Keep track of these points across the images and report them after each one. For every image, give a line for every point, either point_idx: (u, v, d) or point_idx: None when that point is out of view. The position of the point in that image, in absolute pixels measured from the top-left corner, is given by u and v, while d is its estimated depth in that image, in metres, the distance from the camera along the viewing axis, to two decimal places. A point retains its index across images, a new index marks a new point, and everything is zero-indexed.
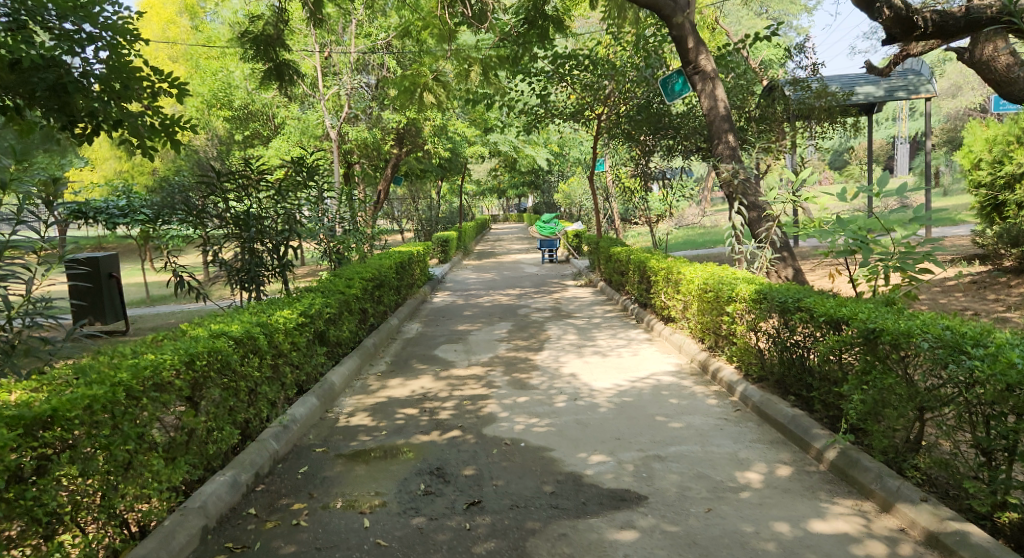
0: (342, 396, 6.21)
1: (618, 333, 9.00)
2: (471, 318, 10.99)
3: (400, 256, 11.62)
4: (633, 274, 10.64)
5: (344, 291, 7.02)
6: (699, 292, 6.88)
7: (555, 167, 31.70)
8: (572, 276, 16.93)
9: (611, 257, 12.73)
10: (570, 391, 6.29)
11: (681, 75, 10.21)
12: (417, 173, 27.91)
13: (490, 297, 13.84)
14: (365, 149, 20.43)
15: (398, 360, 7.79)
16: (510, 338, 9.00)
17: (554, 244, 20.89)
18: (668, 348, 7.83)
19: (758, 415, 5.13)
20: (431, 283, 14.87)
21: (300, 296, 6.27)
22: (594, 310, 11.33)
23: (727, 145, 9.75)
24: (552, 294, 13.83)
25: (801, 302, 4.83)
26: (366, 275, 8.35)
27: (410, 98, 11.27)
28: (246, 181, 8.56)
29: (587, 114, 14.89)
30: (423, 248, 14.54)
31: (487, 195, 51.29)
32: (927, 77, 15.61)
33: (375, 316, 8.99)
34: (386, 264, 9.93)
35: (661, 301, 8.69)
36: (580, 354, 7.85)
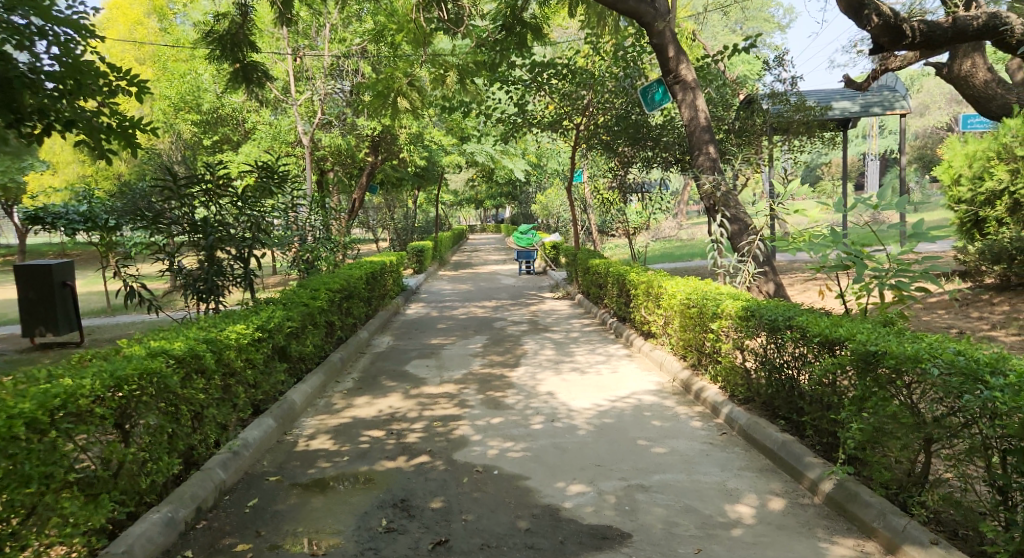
0: (303, 416, 5.83)
1: (596, 348, 8.70)
2: (444, 331, 10.63)
3: (372, 266, 11.26)
4: (612, 287, 10.36)
5: (308, 304, 6.64)
6: (682, 308, 6.58)
7: (533, 178, 31.47)
8: (548, 288, 16.66)
9: (589, 269, 12.46)
10: (547, 411, 5.96)
11: (661, 85, 9.80)
12: (393, 182, 27.53)
13: (465, 309, 13.50)
14: (339, 156, 20.06)
15: (365, 376, 7.40)
16: (484, 353, 8.64)
17: (531, 256, 20.60)
18: (648, 365, 7.53)
19: (745, 440, 4.82)
20: (405, 294, 14.50)
21: (259, 309, 5.88)
22: (572, 324, 11.03)
23: (707, 156, 9.43)
24: (528, 307, 13.52)
25: (793, 320, 4.53)
26: (333, 286, 7.97)
27: (384, 104, 10.99)
28: (207, 185, 8.18)
29: (565, 124, 14.70)
30: (396, 258, 14.17)
31: (464, 206, 51.00)
32: (902, 93, 15.39)
33: (344, 329, 8.60)
34: (356, 275, 9.56)
35: (641, 315, 8.40)
36: (557, 371, 7.52)
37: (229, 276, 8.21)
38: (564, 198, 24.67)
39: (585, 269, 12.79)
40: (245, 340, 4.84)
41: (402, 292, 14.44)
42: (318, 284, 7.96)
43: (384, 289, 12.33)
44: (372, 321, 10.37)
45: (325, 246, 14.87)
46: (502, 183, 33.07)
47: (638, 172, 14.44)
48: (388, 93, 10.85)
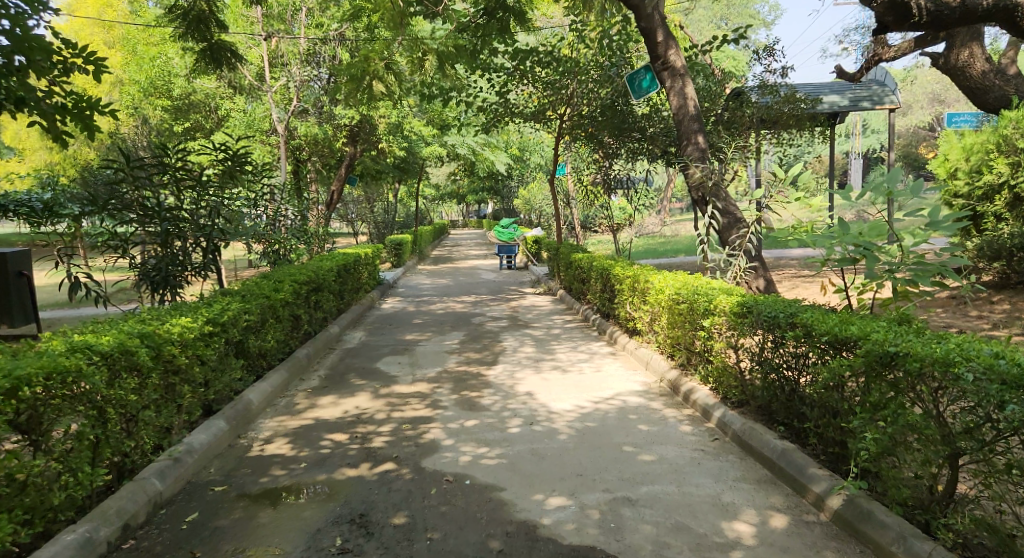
0: (260, 417, 5.37)
1: (579, 345, 8.29)
2: (420, 327, 10.18)
3: (345, 258, 10.79)
4: (595, 282, 9.96)
5: (270, 296, 6.18)
6: (670, 304, 6.20)
7: (515, 172, 31.03)
8: (530, 283, 16.25)
9: (571, 264, 12.06)
10: (526, 413, 5.54)
11: (649, 71, 9.33)
12: (373, 174, 27.02)
13: (443, 304, 13.07)
14: (315, 146, 19.53)
15: (332, 374, 6.95)
16: (461, 350, 8.21)
17: (513, 250, 20.19)
18: (633, 364, 7.14)
19: (740, 447, 4.44)
20: (381, 287, 14.03)
21: (214, 301, 5.42)
22: (553, 320, 10.63)
23: (696, 146, 9.10)
24: (509, 302, 13.11)
25: (795, 317, 4.13)
26: (300, 277, 7.51)
27: (358, 87, 10.49)
28: (163, 169, 7.54)
29: (548, 115, 14.41)
30: (372, 251, 13.70)
31: (446, 200, 50.49)
32: (891, 88, 15.15)
33: (312, 323, 8.13)
34: (326, 266, 9.09)
35: (626, 312, 8.00)
36: (537, 369, 7.10)
37: (188, 265, 7.58)
38: (547, 193, 24.28)
39: (567, 264, 12.41)
40: (193, 334, 4.39)
41: (378, 286, 13.97)
42: (284, 275, 7.48)
43: (358, 282, 11.86)
44: (345, 316, 9.90)
45: (300, 238, 14.39)
46: (484, 176, 32.62)
47: (622, 165, 14.07)
48: (364, 77, 10.32)
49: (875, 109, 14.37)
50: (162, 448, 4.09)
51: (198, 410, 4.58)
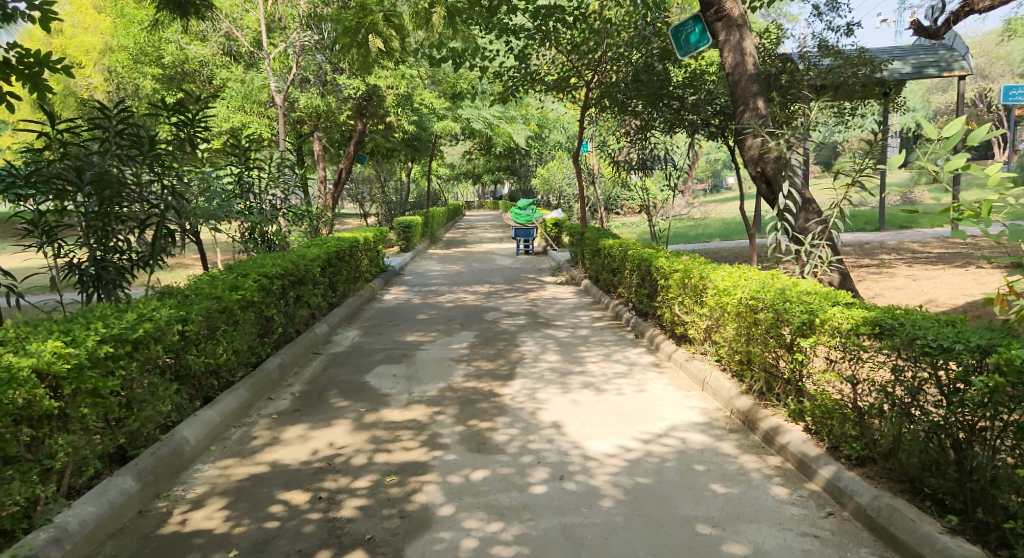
0: (196, 462, 3.99)
1: (614, 353, 6.87)
2: (426, 324, 8.80)
3: (338, 243, 9.42)
4: (629, 274, 8.53)
5: (222, 294, 4.82)
6: (740, 309, 4.77)
7: (533, 150, 29.50)
8: (549, 271, 14.87)
9: (598, 251, 10.60)
10: (553, 457, 4.14)
11: (698, 23, 7.78)
12: (383, 151, 25.68)
13: (452, 294, 11.70)
14: (319, 120, 18.20)
15: (308, 390, 5.58)
16: (472, 357, 6.82)
17: (531, 234, 18.82)
18: (684, 383, 5.70)
19: (875, 535, 3.04)
20: (383, 275, 12.65)
21: (136, 305, 4.05)
22: (579, 316, 9.22)
23: (756, 111, 7.73)
24: (528, 293, 11.72)
25: (995, 353, 2.74)
26: (275, 268, 6.13)
27: (352, 43, 9.11)
28: (101, 131, 5.78)
29: (572, 84, 13.10)
30: (375, 234, 12.33)
31: (461, 180, 48.98)
32: (960, 53, 13.69)
33: (290, 323, 6.76)
34: (311, 253, 7.70)
35: (671, 312, 6.56)
36: (564, 387, 5.70)
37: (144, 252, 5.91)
38: (567, 172, 22.76)
39: (594, 250, 10.98)
40: (78, 364, 3.14)
41: (380, 274, 12.59)
42: (251, 265, 6.09)
43: (357, 269, 10.48)
44: (335, 312, 8.52)
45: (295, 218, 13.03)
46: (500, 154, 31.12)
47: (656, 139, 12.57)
48: (360, 31, 8.94)
49: (940, 77, 13.32)
50: (15, 536, 2.85)
51: (91, 465, 3.25)
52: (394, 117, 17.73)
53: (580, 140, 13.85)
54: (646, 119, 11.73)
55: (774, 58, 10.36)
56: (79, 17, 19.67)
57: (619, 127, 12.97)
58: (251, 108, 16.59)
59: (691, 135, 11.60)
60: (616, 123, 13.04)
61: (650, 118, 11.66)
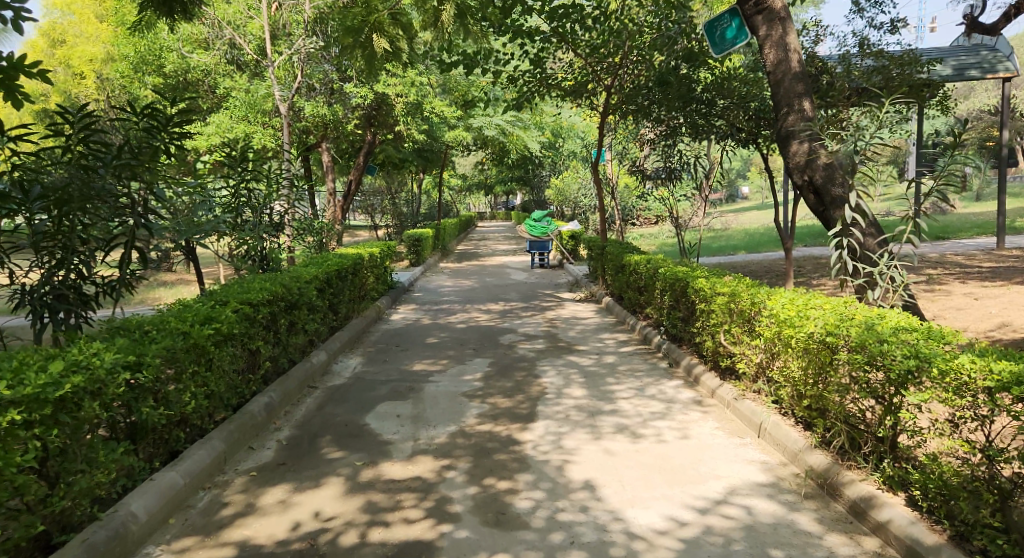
0: (147, 545, 3.25)
1: (648, 386, 6.06)
2: (436, 350, 8.02)
3: (340, 261, 8.66)
4: (660, 294, 7.72)
5: (191, 330, 4.04)
6: (811, 347, 3.97)
7: (547, 160, 28.75)
8: (566, 287, 14.09)
9: (623, 267, 9.81)
10: (588, 535, 3.34)
11: (735, 16, 6.99)
12: (394, 162, 25.05)
13: (465, 313, 10.94)
14: (327, 130, 17.57)
15: (299, 436, 4.83)
16: (486, 393, 6.04)
17: (546, 247, 18.04)
18: (734, 426, 4.89)
19: None
20: (390, 292, 11.89)
21: (72, 350, 3.30)
22: (603, 339, 8.41)
23: (802, 114, 6.91)
24: (545, 312, 10.93)
25: None
26: (263, 293, 5.38)
27: (355, 45, 8.41)
28: (59, 138, 5.09)
29: (590, 89, 12.37)
30: (382, 249, 11.60)
31: (473, 190, 48.27)
32: (1005, 54, 12.84)
33: (282, 353, 6.01)
34: (307, 273, 6.94)
35: (712, 341, 5.76)
36: (595, 432, 4.90)
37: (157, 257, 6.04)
38: (583, 182, 21.99)
39: (617, 266, 10.21)
40: None
41: (387, 291, 11.84)
42: (234, 288, 5.35)
43: (361, 287, 9.72)
44: (335, 336, 7.77)
45: (298, 232, 12.33)
46: (514, 163, 30.39)
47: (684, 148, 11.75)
48: (363, 30, 8.19)
49: (983, 79, 12.37)
50: None
51: None
52: (403, 126, 17.06)
53: (599, 148, 13.07)
54: (671, 125, 10.92)
55: (813, 57, 9.52)
56: (82, 26, 19.43)
57: (641, 134, 12.18)
58: (255, 118, 16.01)
59: (720, 142, 10.81)
60: (638, 129, 12.25)
61: (676, 125, 10.86)
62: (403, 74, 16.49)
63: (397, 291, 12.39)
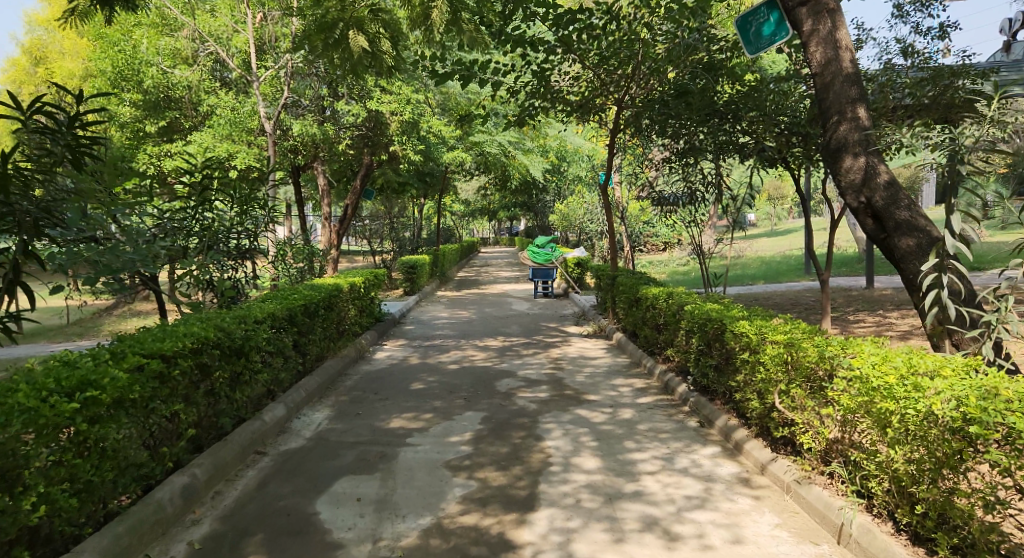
0: None
1: (678, 457, 4.85)
2: (421, 399, 6.84)
3: (309, 292, 7.48)
4: (685, 337, 6.52)
5: (46, 406, 3.12)
6: (927, 434, 3.09)
7: (551, 184, 27.71)
8: (573, 319, 12.93)
9: (638, 300, 8.63)
10: None
11: (774, 8, 5.81)
12: (393, 184, 24.06)
13: (459, 350, 9.77)
14: (317, 150, 16.56)
15: (223, 536, 3.73)
16: (476, 462, 4.87)
17: (550, 275, 16.89)
18: (800, 523, 3.72)
19: None
20: (377, 327, 10.70)
21: None
22: (617, 387, 7.19)
23: (856, 121, 5.75)
24: (549, 349, 9.76)
25: None
26: (186, 340, 4.24)
27: (330, 46, 7.30)
28: None
29: (598, 105, 11.34)
30: (369, 279, 10.45)
31: (476, 214, 47.25)
32: None
33: (219, 411, 4.85)
34: (259, 309, 5.75)
35: (758, 401, 4.59)
36: (615, 532, 3.72)
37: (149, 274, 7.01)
38: (589, 206, 20.90)
39: (630, 299, 9.04)
40: None
41: (373, 326, 10.64)
42: (150, 333, 4.25)
43: (338, 323, 8.53)
44: (299, 385, 6.58)
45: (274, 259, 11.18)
46: (516, 187, 29.37)
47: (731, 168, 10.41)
48: (337, 26, 7.12)
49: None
50: None
51: None
52: (398, 146, 16.01)
53: (609, 168, 11.93)
54: (687, 143, 9.77)
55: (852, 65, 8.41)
56: (65, 43, 18.62)
57: (657, 152, 11.01)
58: (239, 138, 15.00)
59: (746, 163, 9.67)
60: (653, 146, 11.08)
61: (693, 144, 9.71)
62: (398, 91, 15.53)
63: (385, 327, 11.20)
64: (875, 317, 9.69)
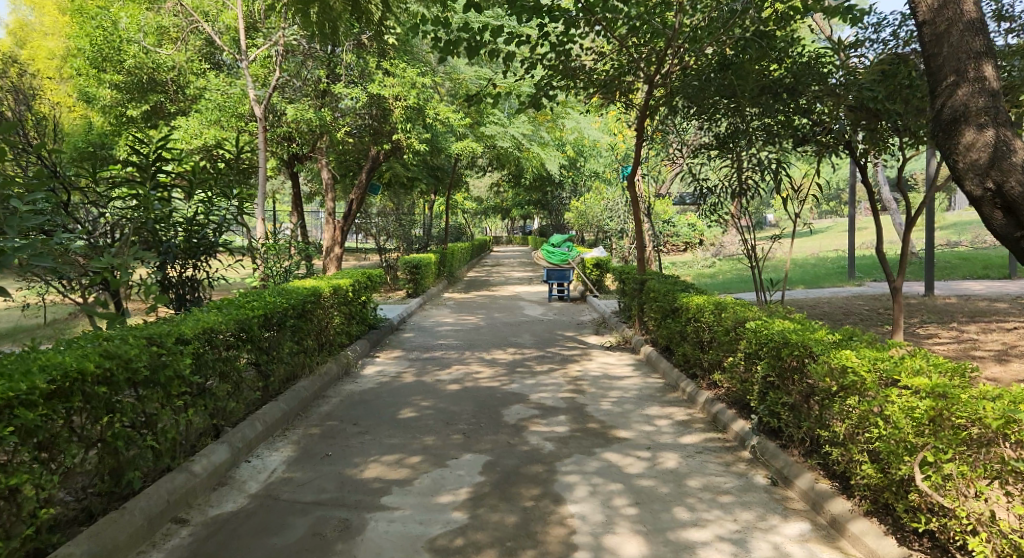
0: None
1: (753, 539, 3.49)
2: (410, 434, 5.49)
3: (277, 298, 6.16)
4: (743, 363, 5.14)
5: None
6: None
7: (567, 180, 26.37)
8: (592, 328, 11.59)
9: (675, 311, 7.27)
10: None
11: None
12: (401, 177, 22.79)
13: (463, 365, 8.45)
14: (315, 139, 15.33)
15: None
16: (472, 543, 3.52)
17: (566, 276, 15.56)
18: None
19: None
20: (368, 337, 9.30)
21: None
22: (654, 420, 5.84)
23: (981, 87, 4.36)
24: (567, 365, 8.41)
25: None
26: (41, 379, 3.10)
27: None
28: None
29: (625, 83, 10.00)
30: (361, 279, 9.15)
31: (488, 211, 45.96)
32: None
33: (121, 465, 3.59)
34: (196, 322, 4.48)
35: (876, 471, 3.31)
36: None
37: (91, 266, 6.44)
38: (608, 203, 19.56)
39: (665, 311, 7.64)
40: None
41: (361, 336, 9.18)
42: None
43: (316, 335, 7.16)
44: (256, 415, 5.27)
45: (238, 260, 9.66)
46: (530, 182, 28.07)
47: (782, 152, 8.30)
48: None
49: None
50: None
51: None
52: (403, 135, 14.74)
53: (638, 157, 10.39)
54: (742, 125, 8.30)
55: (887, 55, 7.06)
56: (52, 25, 17.55)
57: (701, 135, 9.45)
58: (228, 123, 13.81)
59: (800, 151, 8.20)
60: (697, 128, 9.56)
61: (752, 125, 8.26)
62: (403, 74, 14.32)
63: (377, 338, 9.78)
64: (951, 333, 8.27)
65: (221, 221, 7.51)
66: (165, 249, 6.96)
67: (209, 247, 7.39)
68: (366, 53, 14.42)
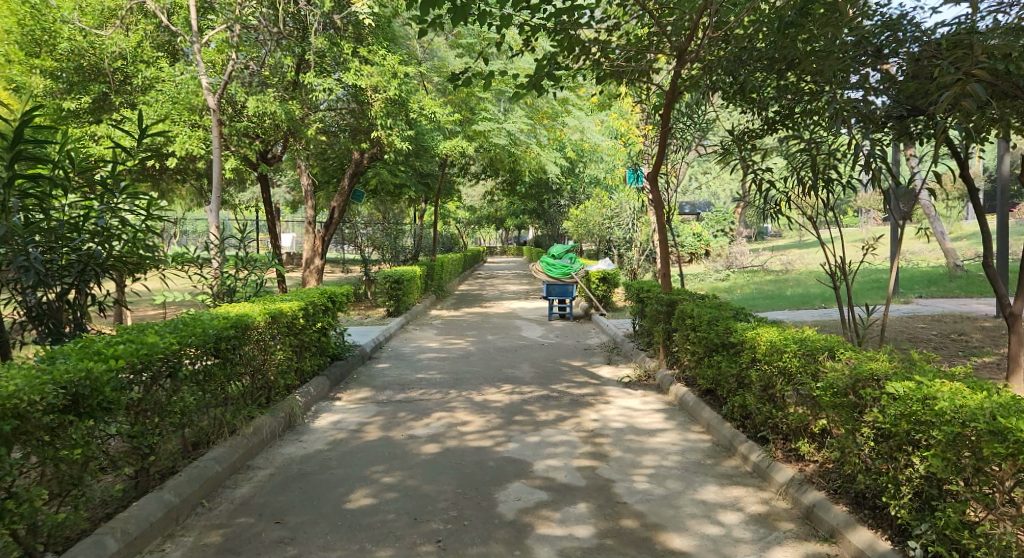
0: None
1: None
2: (356, 544, 3.65)
3: (170, 336, 4.31)
4: (870, 448, 3.33)
5: None
6: None
7: (565, 186, 24.68)
8: (603, 356, 9.81)
9: (728, 348, 5.41)
10: None
11: None
12: (388, 183, 21.08)
13: (447, 412, 6.63)
14: (284, 136, 13.59)
15: None
16: None
17: (569, 292, 13.78)
18: None
19: None
20: (329, 377, 7.36)
21: None
22: (717, 515, 4.03)
23: None
24: (579, 413, 6.59)
25: None
26: None
27: None
28: None
29: (646, 61, 8.26)
30: (317, 301, 7.25)
31: (482, 221, 44.23)
32: None
33: None
34: None
35: None
36: None
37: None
38: (612, 210, 17.83)
39: (710, 348, 5.79)
40: None
41: (318, 375, 7.23)
42: None
43: (242, 378, 5.30)
44: (115, 523, 3.46)
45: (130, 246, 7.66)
46: (526, 188, 26.38)
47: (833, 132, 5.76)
48: None
49: None
50: None
51: None
52: (384, 132, 13.01)
53: (665, 152, 8.49)
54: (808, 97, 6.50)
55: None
56: None
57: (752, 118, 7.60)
58: (176, 115, 11.96)
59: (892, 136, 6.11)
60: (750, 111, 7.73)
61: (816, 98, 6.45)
62: (381, 62, 12.62)
63: (341, 377, 7.83)
64: None
65: (113, 229, 5.46)
66: (16, 261, 4.82)
67: (91, 262, 5.31)
68: (339, 38, 12.68)
